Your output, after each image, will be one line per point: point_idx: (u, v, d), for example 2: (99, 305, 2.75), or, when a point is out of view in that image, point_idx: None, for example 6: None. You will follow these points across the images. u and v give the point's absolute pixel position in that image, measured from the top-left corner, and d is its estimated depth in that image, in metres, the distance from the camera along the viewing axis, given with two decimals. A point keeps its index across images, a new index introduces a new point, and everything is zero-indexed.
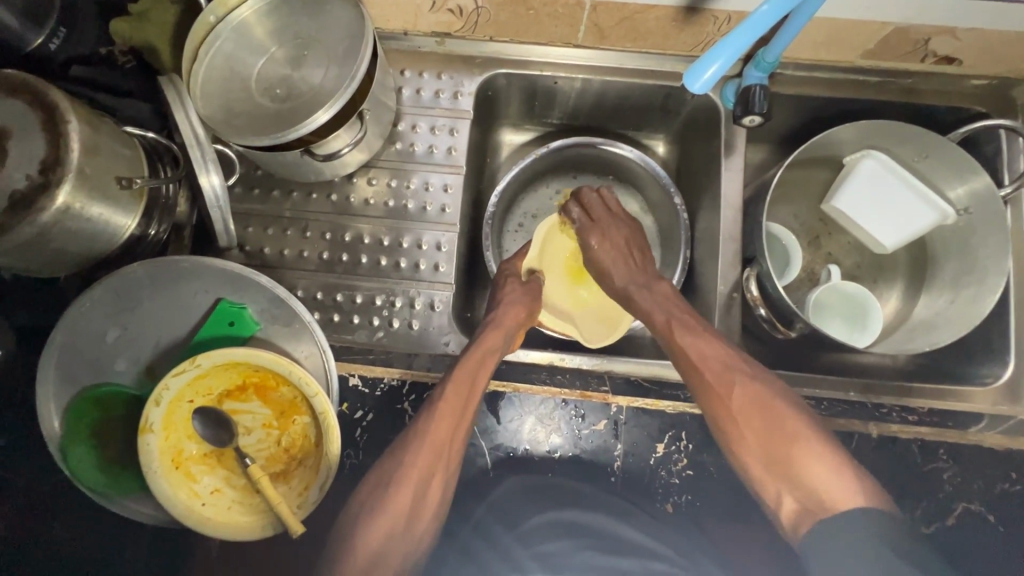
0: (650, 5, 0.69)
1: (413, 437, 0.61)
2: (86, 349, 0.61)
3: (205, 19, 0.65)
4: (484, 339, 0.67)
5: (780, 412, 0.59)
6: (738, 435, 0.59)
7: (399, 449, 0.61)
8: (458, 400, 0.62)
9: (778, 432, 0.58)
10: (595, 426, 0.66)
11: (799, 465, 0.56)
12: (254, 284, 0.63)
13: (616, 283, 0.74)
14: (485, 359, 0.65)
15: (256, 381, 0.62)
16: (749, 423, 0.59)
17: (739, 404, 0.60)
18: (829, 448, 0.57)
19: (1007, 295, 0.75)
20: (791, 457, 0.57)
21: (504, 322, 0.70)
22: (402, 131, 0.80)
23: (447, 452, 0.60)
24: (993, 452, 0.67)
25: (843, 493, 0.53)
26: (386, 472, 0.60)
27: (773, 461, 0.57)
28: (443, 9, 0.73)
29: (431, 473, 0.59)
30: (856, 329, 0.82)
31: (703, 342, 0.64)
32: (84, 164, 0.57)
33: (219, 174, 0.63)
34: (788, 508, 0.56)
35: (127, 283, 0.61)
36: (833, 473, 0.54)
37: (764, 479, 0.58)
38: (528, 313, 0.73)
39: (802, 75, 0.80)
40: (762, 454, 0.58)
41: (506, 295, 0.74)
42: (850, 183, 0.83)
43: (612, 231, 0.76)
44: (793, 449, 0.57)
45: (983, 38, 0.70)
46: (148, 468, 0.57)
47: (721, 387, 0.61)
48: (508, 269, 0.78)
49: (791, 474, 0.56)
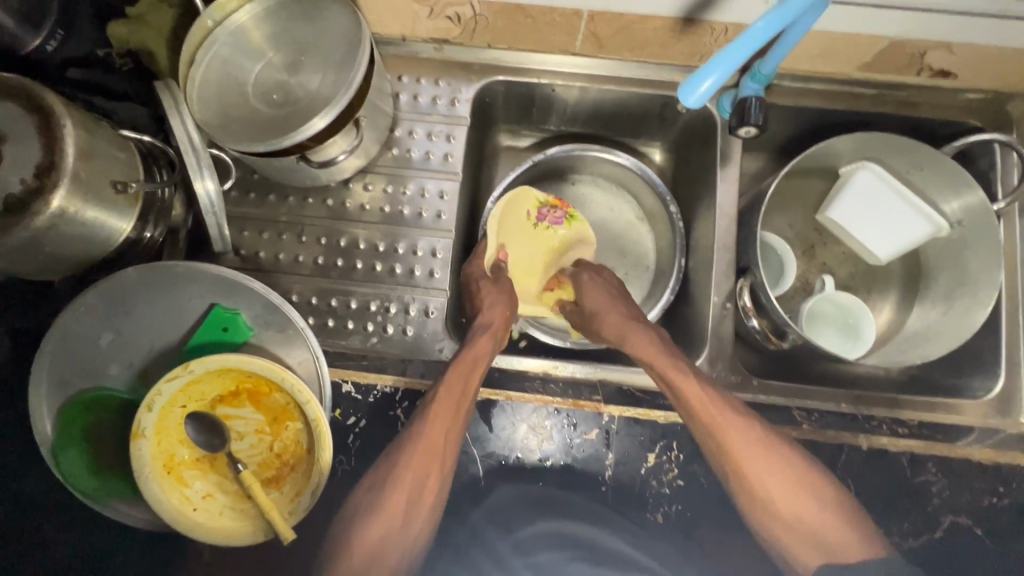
0: (647, 16, 0.69)
1: (408, 437, 0.61)
2: (79, 353, 0.61)
3: (203, 23, 0.65)
4: (476, 342, 0.68)
5: (794, 464, 0.62)
6: (750, 484, 0.61)
7: (395, 451, 0.61)
8: (449, 406, 0.62)
9: (785, 477, 0.60)
10: (587, 435, 0.66)
11: (809, 514, 0.59)
12: (248, 290, 0.62)
13: (609, 324, 0.74)
14: (477, 362, 0.66)
15: (249, 386, 0.61)
16: (766, 478, 0.61)
17: (750, 454, 0.61)
18: (826, 493, 0.61)
19: (999, 308, 0.75)
20: (798, 506, 0.60)
21: (494, 326, 0.70)
22: (399, 137, 0.80)
23: (440, 452, 0.61)
24: (984, 466, 0.68)
25: (849, 543, 0.57)
26: (381, 474, 0.61)
27: (783, 511, 0.60)
28: (441, 15, 0.73)
29: (426, 473, 0.60)
30: (848, 340, 0.83)
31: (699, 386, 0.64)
32: (80, 168, 0.57)
33: (214, 179, 0.62)
34: (798, 552, 0.59)
35: (119, 288, 0.60)
36: (836, 521, 0.59)
37: (778, 532, 0.60)
38: (508, 311, 0.74)
39: (799, 86, 0.80)
40: (776, 508, 0.60)
41: (487, 298, 0.74)
42: (845, 193, 0.84)
43: (605, 277, 0.80)
44: (802, 497, 0.60)
45: (978, 52, 0.70)
46: (141, 473, 0.57)
47: (744, 445, 0.61)
48: (475, 273, 0.77)
49: (800, 524, 0.59)
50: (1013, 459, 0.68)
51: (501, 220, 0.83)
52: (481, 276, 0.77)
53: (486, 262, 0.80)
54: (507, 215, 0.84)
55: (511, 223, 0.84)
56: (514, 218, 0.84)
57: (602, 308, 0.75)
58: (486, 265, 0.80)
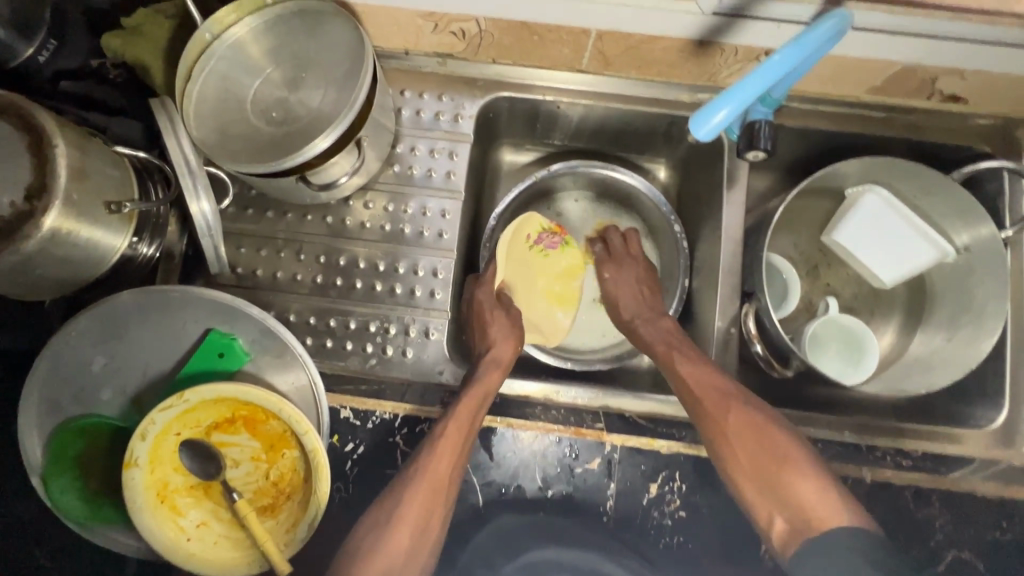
0: (657, 36, 0.68)
1: (414, 472, 0.60)
2: (70, 378, 0.59)
3: (201, 36, 0.63)
4: (484, 375, 0.67)
5: (776, 438, 0.61)
6: (731, 457, 0.61)
7: (399, 484, 0.60)
8: (456, 440, 0.61)
9: (764, 450, 0.60)
10: (589, 464, 0.65)
11: (788, 482, 0.58)
12: (245, 315, 0.61)
13: (625, 314, 0.79)
14: (483, 400, 0.64)
15: (245, 414, 0.60)
16: (744, 447, 0.61)
17: (734, 426, 0.62)
18: (810, 462, 0.59)
19: (1005, 338, 0.74)
20: (778, 475, 0.59)
21: (503, 359, 0.70)
22: (401, 153, 0.78)
23: (446, 490, 0.60)
24: (987, 501, 0.67)
25: (829, 512, 0.55)
26: (386, 507, 0.59)
27: (764, 480, 0.59)
28: (445, 31, 0.71)
29: (430, 509, 0.59)
30: (850, 364, 0.82)
31: (698, 368, 0.67)
32: (72, 189, 0.56)
33: (211, 201, 0.60)
34: (775, 523, 0.58)
35: (114, 312, 0.59)
36: (819, 491, 0.57)
37: (757, 501, 0.59)
38: (517, 343, 0.74)
39: (808, 107, 0.79)
40: (757, 478, 0.60)
41: (496, 331, 0.74)
42: (851, 217, 0.83)
43: (626, 268, 0.82)
44: (783, 469, 0.59)
45: (990, 79, 0.69)
46: (133, 503, 0.56)
47: (723, 413, 0.63)
48: (483, 300, 0.77)
49: (780, 493, 0.58)
50: (1016, 493, 0.68)
51: (507, 257, 0.82)
52: (490, 308, 0.76)
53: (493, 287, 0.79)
54: (511, 249, 0.82)
55: (516, 255, 0.83)
56: (518, 250, 0.83)
57: (619, 292, 0.81)
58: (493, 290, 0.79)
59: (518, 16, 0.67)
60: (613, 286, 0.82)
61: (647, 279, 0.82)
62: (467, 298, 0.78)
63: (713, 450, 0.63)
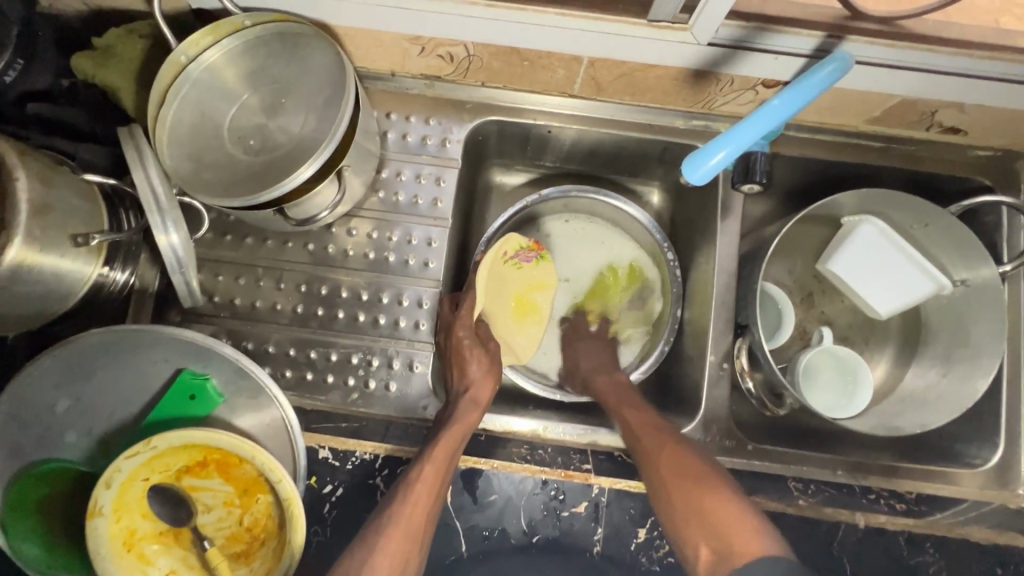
0: (652, 64, 0.66)
1: (385, 519, 0.57)
2: (34, 420, 0.56)
3: (175, 59, 0.60)
4: (461, 413, 0.65)
5: (701, 470, 0.58)
6: (665, 492, 0.58)
7: (371, 532, 0.56)
8: (433, 485, 0.59)
9: (690, 481, 0.57)
10: (575, 508, 0.63)
11: (711, 509, 0.54)
12: (219, 354, 0.58)
13: (584, 368, 0.77)
14: (460, 439, 0.62)
15: (218, 457, 0.57)
16: (673, 483, 0.58)
17: (665, 461, 0.60)
18: (738, 496, 0.55)
19: (1001, 376, 0.73)
20: (702, 504, 0.54)
21: (482, 399, 0.67)
22: (386, 179, 0.76)
23: (420, 537, 0.57)
24: (982, 547, 0.66)
25: (748, 539, 0.50)
26: (354, 561, 0.54)
27: (690, 511, 0.55)
28: (432, 54, 0.69)
29: (405, 560, 0.55)
30: (845, 396, 0.80)
31: (638, 412, 0.67)
32: (33, 225, 0.53)
33: (181, 232, 0.57)
34: (704, 558, 0.52)
35: (80, 351, 0.57)
36: (745, 521, 0.52)
37: (685, 534, 0.55)
38: (496, 380, 0.71)
39: (805, 136, 0.77)
40: (688, 516, 0.55)
41: (474, 365, 0.70)
42: (847, 246, 0.81)
43: (589, 342, 0.80)
44: (705, 496, 0.55)
45: (991, 113, 0.68)
46: (98, 553, 0.54)
47: (658, 449, 0.61)
48: (462, 333, 0.71)
49: (706, 521, 0.53)
50: (1011, 539, 0.66)
51: (485, 283, 0.77)
52: (468, 339, 0.71)
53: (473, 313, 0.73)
54: (490, 273, 0.78)
55: (493, 282, 0.78)
56: (497, 275, 0.78)
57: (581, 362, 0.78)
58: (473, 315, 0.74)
59: (507, 41, 0.64)
60: (575, 357, 0.79)
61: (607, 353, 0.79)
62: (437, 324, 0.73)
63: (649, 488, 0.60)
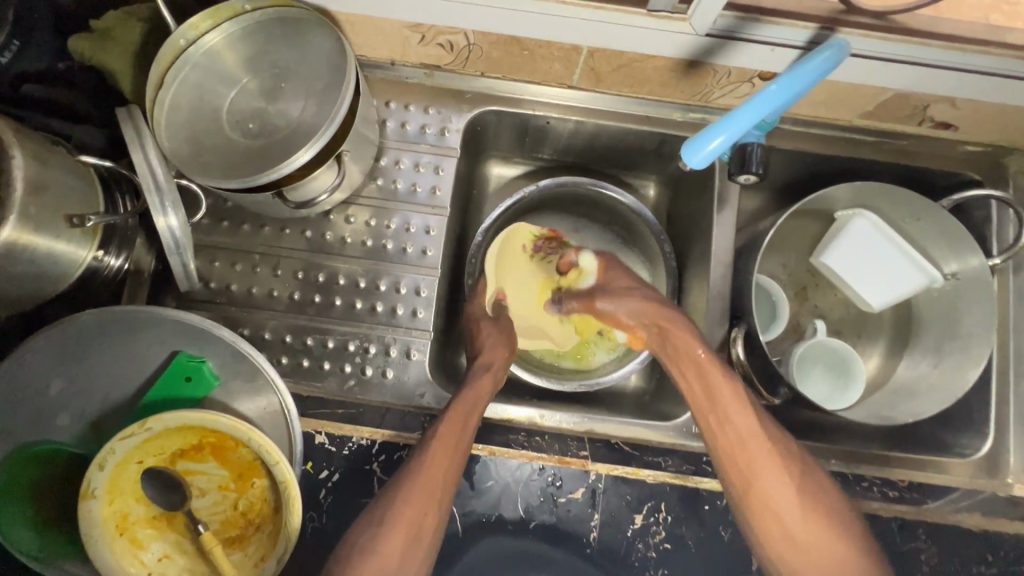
0: (650, 55, 0.67)
1: (406, 474, 0.58)
2: (24, 400, 0.56)
3: (175, 42, 0.60)
4: (475, 382, 0.65)
5: (812, 489, 0.57)
6: (772, 513, 0.56)
7: (392, 485, 0.58)
8: (449, 446, 0.59)
9: (806, 504, 0.55)
10: (573, 494, 0.64)
11: (826, 541, 0.54)
12: (216, 337, 0.58)
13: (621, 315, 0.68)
14: (467, 416, 0.62)
15: (214, 441, 0.57)
16: (787, 508, 0.55)
17: (772, 479, 0.56)
18: (840, 516, 0.56)
19: (990, 366, 0.74)
20: (814, 534, 0.54)
21: (496, 365, 0.68)
22: (385, 167, 0.76)
23: (438, 495, 0.58)
24: (972, 533, 0.67)
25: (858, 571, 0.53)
26: (379, 509, 0.57)
27: (801, 537, 0.54)
28: (433, 42, 0.69)
29: (425, 512, 0.57)
30: (838, 387, 0.81)
31: (736, 408, 0.59)
32: (29, 203, 0.53)
33: (179, 215, 0.56)
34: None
35: (74, 332, 0.56)
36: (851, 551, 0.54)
37: (787, 558, 0.55)
38: (509, 352, 0.71)
39: (800, 130, 0.78)
40: (800, 543, 0.54)
41: (488, 339, 0.71)
42: (840, 240, 0.82)
43: (625, 292, 0.68)
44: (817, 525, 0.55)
45: (981, 108, 0.69)
46: (90, 537, 0.53)
47: (764, 463, 0.57)
48: (475, 312, 0.75)
49: (816, 552, 0.54)
50: (1001, 526, 0.67)
51: (496, 264, 0.78)
52: (483, 316, 0.74)
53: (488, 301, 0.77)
54: (501, 254, 0.79)
55: (507, 266, 0.78)
56: (512, 259, 0.79)
57: (624, 320, 0.68)
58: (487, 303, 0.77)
59: (508, 30, 0.65)
60: (614, 315, 0.68)
61: (654, 301, 0.66)
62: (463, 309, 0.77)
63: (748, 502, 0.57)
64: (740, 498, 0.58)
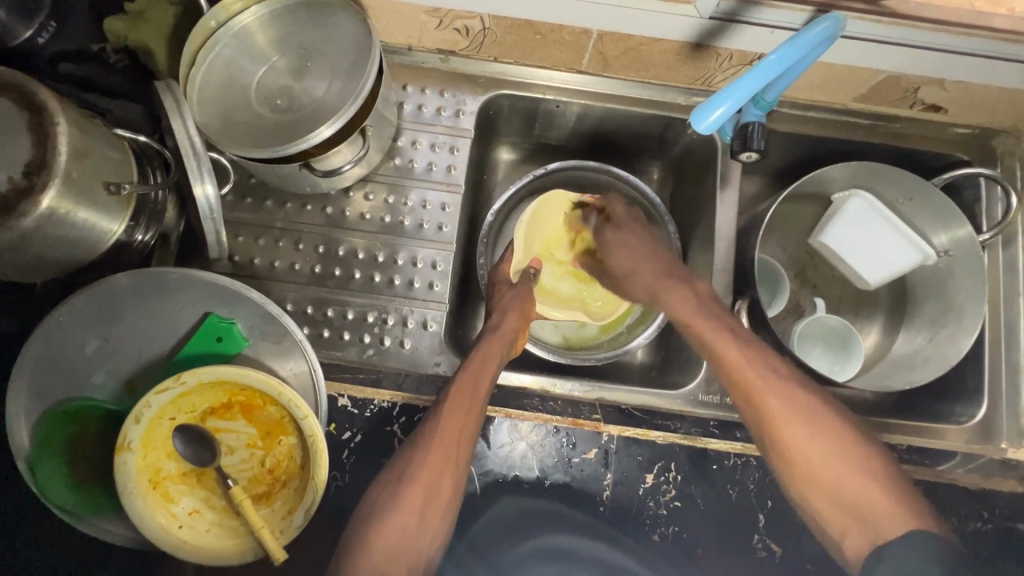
0: (656, 38, 0.70)
1: (424, 433, 0.61)
2: (61, 360, 0.58)
3: (206, 23, 0.63)
4: (487, 342, 0.69)
5: (837, 438, 0.59)
6: (797, 463, 0.59)
7: (409, 448, 0.61)
8: (463, 404, 0.62)
9: (833, 454, 0.58)
10: (586, 454, 0.66)
11: (856, 487, 0.57)
12: (244, 299, 0.60)
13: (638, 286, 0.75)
14: (482, 376, 0.64)
15: (243, 399, 0.60)
16: (813, 457, 0.59)
17: (792, 430, 0.60)
18: (872, 462, 0.58)
19: (983, 337, 0.77)
20: (844, 480, 0.57)
21: (506, 327, 0.71)
22: (402, 147, 0.79)
23: (454, 453, 0.60)
24: (968, 491, 0.69)
25: (892, 514, 0.54)
26: (397, 471, 0.60)
27: (829, 483, 0.58)
28: (449, 27, 0.73)
29: (442, 469, 0.60)
30: (837, 361, 0.84)
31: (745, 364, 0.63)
32: (72, 168, 0.55)
33: (215, 184, 0.59)
34: (846, 527, 0.57)
35: (110, 294, 0.59)
36: (883, 494, 0.56)
37: (819, 505, 0.58)
38: (522, 316, 0.74)
39: (797, 113, 0.82)
40: (829, 490, 0.58)
41: (501, 302, 0.74)
42: (837, 220, 0.85)
43: (626, 267, 0.76)
44: (845, 472, 0.57)
45: (969, 90, 0.73)
46: (124, 488, 0.55)
47: (782, 415, 0.60)
48: (498, 278, 0.78)
49: (845, 497, 0.57)
50: (996, 485, 0.70)
51: (528, 229, 0.83)
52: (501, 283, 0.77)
53: (511, 269, 0.81)
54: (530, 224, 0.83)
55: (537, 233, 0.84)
56: (542, 224, 0.83)
57: (637, 288, 0.76)
58: (513, 270, 0.81)
59: (521, 15, 0.68)
60: (626, 284, 0.77)
61: (655, 275, 0.73)
62: (486, 279, 0.80)
63: (773, 454, 0.61)
64: (766, 450, 0.62)
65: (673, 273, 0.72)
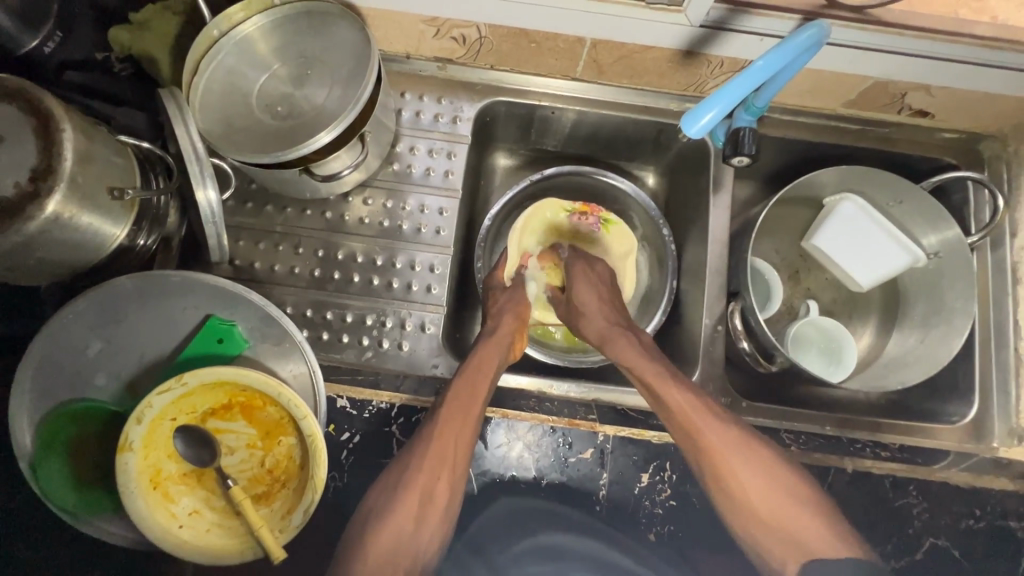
0: (649, 46, 0.72)
1: (420, 437, 0.62)
2: (65, 361, 0.59)
3: (209, 32, 0.65)
4: (482, 348, 0.70)
5: (774, 470, 0.62)
6: (739, 494, 0.61)
7: (407, 453, 0.62)
8: (458, 411, 0.63)
9: (772, 487, 0.61)
10: (582, 454, 0.67)
11: (793, 519, 0.60)
12: (244, 302, 0.62)
13: (594, 325, 0.76)
14: (477, 385, 0.65)
15: (243, 400, 0.60)
16: (754, 490, 0.61)
17: (736, 464, 0.62)
18: (804, 495, 0.62)
19: (973, 337, 0.79)
20: (782, 511, 0.60)
21: (501, 332, 0.73)
22: (400, 152, 0.80)
23: (451, 458, 0.61)
24: (960, 489, 0.70)
25: (824, 541, 0.58)
26: (395, 476, 0.62)
27: (770, 515, 0.60)
28: (446, 36, 0.74)
29: (439, 473, 0.61)
30: (831, 363, 0.85)
31: (691, 403, 0.64)
32: (77, 173, 0.56)
33: (217, 189, 0.60)
34: (785, 558, 0.58)
35: (112, 296, 0.59)
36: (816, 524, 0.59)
37: (759, 537, 0.60)
38: (520, 321, 0.76)
39: (789, 119, 0.84)
40: (768, 520, 0.60)
41: (496, 305, 0.76)
42: (829, 223, 0.86)
43: (589, 296, 0.78)
44: (782, 504, 0.60)
45: (955, 95, 0.75)
46: (125, 488, 0.55)
47: (725, 451, 0.62)
48: (492, 285, 0.79)
49: (784, 530, 0.59)
50: (988, 483, 0.71)
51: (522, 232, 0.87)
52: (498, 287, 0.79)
53: (506, 273, 0.84)
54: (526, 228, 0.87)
55: (533, 235, 0.87)
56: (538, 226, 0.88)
57: (592, 326, 0.76)
58: (506, 275, 0.84)
59: (517, 23, 0.70)
60: (583, 319, 0.77)
61: (609, 314, 0.77)
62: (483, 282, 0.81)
63: (717, 489, 0.62)
64: (710, 485, 0.63)
65: (620, 321, 0.76)
